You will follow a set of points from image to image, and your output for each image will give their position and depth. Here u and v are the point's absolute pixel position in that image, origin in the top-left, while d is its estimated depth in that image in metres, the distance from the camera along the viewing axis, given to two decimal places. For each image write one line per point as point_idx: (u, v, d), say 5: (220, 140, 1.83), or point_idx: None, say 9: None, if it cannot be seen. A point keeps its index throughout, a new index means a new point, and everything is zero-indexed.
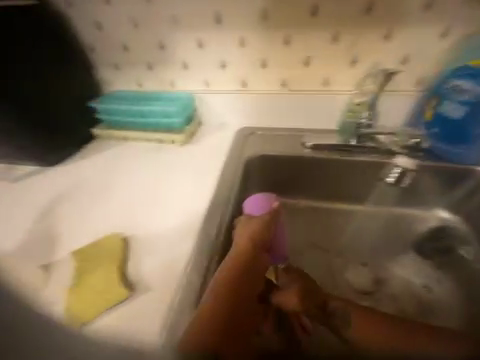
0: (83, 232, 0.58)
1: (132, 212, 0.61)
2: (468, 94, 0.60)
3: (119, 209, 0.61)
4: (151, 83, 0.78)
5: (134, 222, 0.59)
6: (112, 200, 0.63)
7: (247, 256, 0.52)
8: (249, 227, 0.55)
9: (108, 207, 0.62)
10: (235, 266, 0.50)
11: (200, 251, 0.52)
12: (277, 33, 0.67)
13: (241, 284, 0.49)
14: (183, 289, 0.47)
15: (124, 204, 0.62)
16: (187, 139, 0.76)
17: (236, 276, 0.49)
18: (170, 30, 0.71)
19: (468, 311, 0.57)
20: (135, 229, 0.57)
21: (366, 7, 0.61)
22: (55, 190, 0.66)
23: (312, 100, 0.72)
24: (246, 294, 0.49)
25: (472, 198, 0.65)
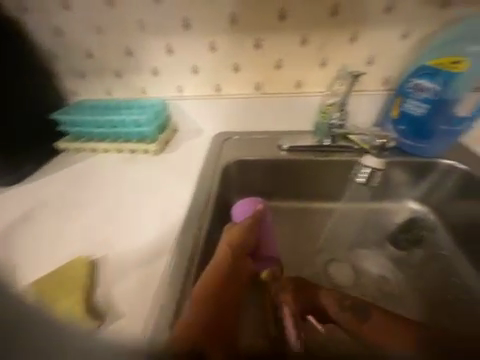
0: (47, 259, 0.49)
1: (103, 230, 0.53)
2: (431, 91, 0.57)
3: (87, 227, 0.54)
4: (119, 91, 0.75)
5: (103, 239, 0.51)
6: (81, 218, 0.56)
7: (230, 262, 0.46)
8: (231, 234, 0.50)
9: (75, 227, 0.54)
10: (218, 271, 0.43)
11: (177, 271, 0.43)
12: (246, 38, 0.64)
13: (224, 291, 0.41)
14: (160, 304, 0.39)
15: (94, 222, 0.55)
16: (162, 147, 0.72)
17: (218, 278, 0.42)
18: (135, 33, 0.67)
19: (441, 299, 0.54)
20: (106, 248, 0.49)
21: (331, 10, 0.60)
22: (15, 212, 0.58)
23: (286, 102, 0.71)
24: (229, 299, 0.41)
25: (439, 189, 0.64)
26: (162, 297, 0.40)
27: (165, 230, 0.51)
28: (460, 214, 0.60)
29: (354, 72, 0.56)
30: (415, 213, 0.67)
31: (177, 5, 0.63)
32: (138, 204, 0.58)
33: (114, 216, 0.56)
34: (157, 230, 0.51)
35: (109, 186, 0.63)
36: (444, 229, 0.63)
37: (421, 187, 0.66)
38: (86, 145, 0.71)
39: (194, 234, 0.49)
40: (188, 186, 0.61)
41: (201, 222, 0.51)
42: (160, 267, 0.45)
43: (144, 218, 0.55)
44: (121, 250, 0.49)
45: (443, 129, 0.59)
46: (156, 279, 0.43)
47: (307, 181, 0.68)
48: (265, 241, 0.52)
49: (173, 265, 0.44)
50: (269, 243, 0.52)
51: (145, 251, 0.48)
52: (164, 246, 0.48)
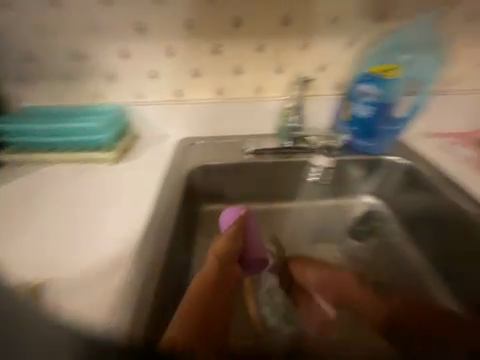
0: None
1: (46, 248, 0.42)
2: (374, 96, 0.64)
3: (29, 245, 0.43)
4: (69, 96, 0.69)
5: (50, 258, 0.41)
6: (20, 234, 0.45)
7: (219, 270, 0.45)
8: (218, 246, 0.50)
9: (15, 244, 0.43)
10: (206, 280, 0.43)
11: (138, 279, 0.37)
12: (204, 44, 0.65)
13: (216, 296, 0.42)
14: (121, 305, 0.33)
15: (35, 239, 0.44)
16: (120, 153, 0.67)
17: (207, 287, 0.42)
18: (86, 36, 0.64)
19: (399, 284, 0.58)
20: (55, 269, 0.39)
21: (282, 20, 0.63)
22: None
23: (247, 107, 0.72)
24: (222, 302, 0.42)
25: (389, 182, 0.71)
26: (121, 309, 0.33)
27: (124, 239, 0.43)
28: (408, 204, 0.66)
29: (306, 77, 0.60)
30: (370, 206, 0.73)
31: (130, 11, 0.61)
32: (95, 211, 0.50)
33: (62, 230, 0.46)
34: (114, 241, 0.43)
35: (66, 198, 0.54)
36: (396, 219, 0.69)
37: (372, 180, 0.72)
38: (32, 156, 0.64)
39: (155, 242, 0.43)
40: (151, 190, 0.55)
41: (163, 228, 0.46)
42: (119, 280, 0.36)
43: (99, 228, 0.46)
44: (73, 266, 0.39)
45: (382, 130, 0.68)
46: (114, 293, 0.34)
47: (273, 181, 0.70)
48: (254, 245, 0.51)
49: (133, 275, 0.37)
50: (257, 245, 0.52)
51: (99, 265, 0.39)
52: (124, 256, 0.40)
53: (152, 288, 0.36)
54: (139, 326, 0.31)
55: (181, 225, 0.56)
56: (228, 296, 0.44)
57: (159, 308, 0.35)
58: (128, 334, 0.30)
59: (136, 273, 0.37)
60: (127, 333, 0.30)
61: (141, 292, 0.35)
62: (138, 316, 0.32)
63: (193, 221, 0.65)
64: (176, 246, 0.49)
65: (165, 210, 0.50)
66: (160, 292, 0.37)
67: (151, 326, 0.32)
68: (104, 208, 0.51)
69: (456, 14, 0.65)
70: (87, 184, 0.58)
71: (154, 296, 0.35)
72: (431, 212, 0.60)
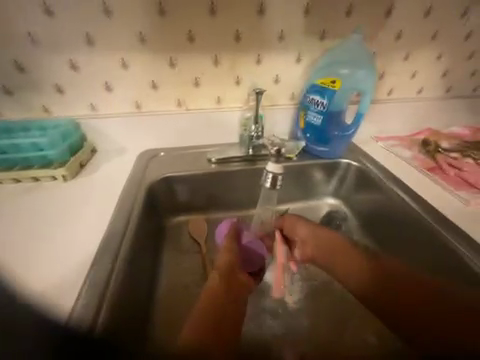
0: None
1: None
2: (322, 105, 0.68)
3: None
4: (14, 110, 0.64)
5: (25, 269, 0.40)
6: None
7: (224, 281, 0.47)
8: (220, 261, 0.51)
9: None
10: (215, 291, 0.45)
11: (92, 290, 0.36)
12: (159, 56, 0.65)
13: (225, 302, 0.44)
14: (89, 297, 0.35)
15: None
16: (76, 171, 0.63)
17: (219, 296, 0.44)
18: (26, 47, 0.59)
19: None
20: (36, 277, 0.39)
21: (235, 35, 0.66)
22: None
23: (209, 118, 0.74)
24: (231, 307, 0.44)
25: (344, 182, 0.77)
26: (92, 299, 0.35)
27: (75, 262, 0.41)
28: (361, 201, 0.73)
29: (257, 90, 0.63)
30: (332, 207, 0.79)
31: (74, 21, 0.58)
32: (60, 221, 0.50)
33: (2, 253, 0.43)
34: (62, 264, 0.41)
35: (21, 209, 0.52)
36: (352, 214, 0.75)
37: (331, 182, 0.78)
38: None
39: (108, 262, 0.40)
40: (107, 208, 0.53)
41: (119, 244, 0.44)
42: (93, 272, 0.39)
43: (60, 243, 0.45)
44: (51, 272, 0.39)
45: (336, 134, 0.71)
46: (89, 285, 0.37)
47: (237, 189, 0.72)
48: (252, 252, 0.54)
49: (89, 284, 0.37)
50: (255, 250, 0.55)
51: (42, 291, 0.37)
52: (72, 278, 0.38)
53: (108, 294, 0.36)
54: (100, 315, 0.33)
55: (145, 237, 0.55)
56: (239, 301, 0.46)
57: (117, 302, 0.37)
58: (92, 321, 0.32)
59: (99, 273, 0.38)
60: (90, 321, 0.32)
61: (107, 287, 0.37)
62: (98, 309, 0.34)
63: (162, 238, 0.65)
64: (139, 260, 0.49)
65: (123, 227, 0.47)
66: (119, 297, 0.38)
67: (111, 312, 0.34)
68: (71, 215, 0.51)
69: (386, 32, 0.74)
70: (46, 197, 0.56)
71: (113, 296, 0.36)
72: (380, 209, 0.66)
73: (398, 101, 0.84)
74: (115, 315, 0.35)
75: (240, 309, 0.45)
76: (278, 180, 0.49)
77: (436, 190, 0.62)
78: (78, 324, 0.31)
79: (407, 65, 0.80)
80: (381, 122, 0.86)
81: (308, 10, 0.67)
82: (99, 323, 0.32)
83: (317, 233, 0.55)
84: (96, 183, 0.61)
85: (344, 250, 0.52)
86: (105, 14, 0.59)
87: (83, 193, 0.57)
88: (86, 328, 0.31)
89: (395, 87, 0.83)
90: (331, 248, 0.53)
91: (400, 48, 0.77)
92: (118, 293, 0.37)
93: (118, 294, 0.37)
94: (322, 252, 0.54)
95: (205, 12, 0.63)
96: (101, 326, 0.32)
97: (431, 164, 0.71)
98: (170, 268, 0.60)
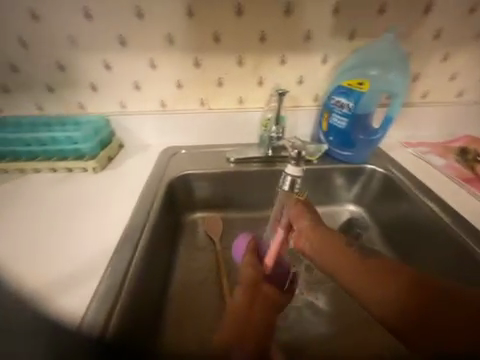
0: None
1: (20, 257, 0.43)
2: (347, 107, 0.65)
3: (29, 248, 0.45)
4: (54, 106, 0.70)
5: (53, 257, 0.43)
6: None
7: (249, 294, 0.45)
8: (244, 273, 0.48)
9: (15, 248, 0.45)
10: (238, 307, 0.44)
11: (105, 295, 0.37)
12: (185, 55, 0.67)
13: (250, 319, 0.42)
14: (102, 303, 0.36)
15: (9, 248, 0.45)
16: (104, 164, 0.67)
17: (244, 311, 0.43)
18: (66, 48, 0.64)
19: None
20: (63, 265, 0.42)
21: (260, 35, 0.66)
22: None
23: (230, 118, 0.74)
24: (258, 322, 0.42)
25: (367, 189, 0.73)
26: (104, 306, 0.36)
27: (98, 253, 0.44)
28: (384, 210, 0.69)
29: (279, 90, 0.62)
30: (352, 214, 0.75)
31: (109, 24, 0.62)
32: (86, 213, 0.53)
33: (37, 239, 0.47)
34: (88, 253, 0.44)
35: (49, 204, 0.56)
36: (374, 224, 0.71)
37: (353, 188, 0.75)
38: (10, 164, 0.63)
39: (125, 260, 0.43)
40: (129, 203, 0.56)
41: (138, 240, 0.47)
42: (110, 271, 0.41)
43: (85, 234, 0.48)
44: (75, 262, 0.43)
45: (360, 138, 0.68)
46: (103, 289, 0.38)
47: (254, 190, 0.72)
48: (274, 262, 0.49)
49: (101, 289, 0.38)
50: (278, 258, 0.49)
51: (68, 278, 0.40)
52: (95, 268, 0.41)
53: (119, 299, 0.37)
54: (111, 322, 0.34)
55: (163, 231, 0.57)
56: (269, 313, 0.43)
57: (129, 305, 0.38)
58: (103, 327, 0.33)
59: (114, 278, 0.40)
60: (100, 327, 0.33)
61: (120, 294, 0.38)
62: (110, 315, 0.35)
63: (179, 234, 0.68)
64: (155, 256, 0.51)
65: (141, 224, 0.50)
66: (130, 300, 0.39)
67: (122, 318, 0.36)
68: (96, 208, 0.55)
69: (423, 32, 0.69)
70: (75, 189, 0.60)
71: (124, 303, 0.37)
72: (405, 220, 0.62)
73: (433, 105, 0.78)
74: (126, 320, 0.36)
75: (271, 319, 0.43)
76: (297, 184, 0.48)
77: (472, 203, 0.56)
78: (90, 331, 0.33)
79: (446, 67, 0.74)
80: (412, 126, 0.80)
81: (337, 10, 0.65)
82: (109, 329, 0.33)
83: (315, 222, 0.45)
84: (120, 178, 0.64)
85: (340, 249, 0.40)
86: (137, 16, 0.62)
87: (108, 187, 0.61)
88: (97, 335, 0.32)
89: (431, 90, 0.77)
90: (324, 244, 0.41)
91: (439, 49, 0.71)
92: (129, 297, 0.38)
93: (128, 299, 0.38)
94: (312, 243, 0.42)
95: (232, 13, 0.63)
96: (112, 331, 0.33)
97: (468, 174, 0.65)
98: (184, 263, 0.62)
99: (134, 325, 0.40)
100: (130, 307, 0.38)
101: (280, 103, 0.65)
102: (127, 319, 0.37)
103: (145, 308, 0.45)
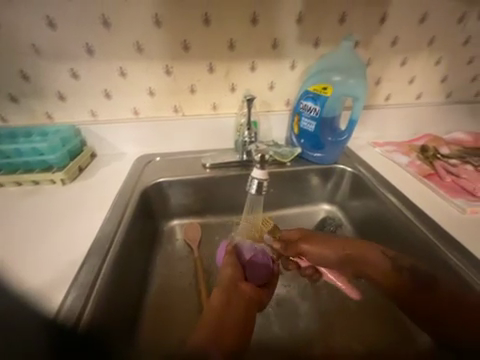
0: None
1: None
2: (314, 111, 0.68)
3: None
4: (19, 116, 0.68)
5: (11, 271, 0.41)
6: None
7: (226, 294, 0.49)
8: (223, 274, 0.53)
9: None
10: (214, 308, 0.46)
11: (80, 287, 0.38)
12: (156, 63, 0.67)
13: (227, 315, 0.46)
14: (75, 296, 0.37)
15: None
16: (74, 175, 0.65)
17: (222, 309, 0.46)
18: (29, 56, 0.62)
19: None
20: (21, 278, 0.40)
21: (229, 43, 0.68)
22: None
23: (204, 124, 0.75)
24: (231, 319, 0.45)
25: (339, 188, 0.77)
26: (78, 298, 0.37)
27: (63, 263, 0.42)
28: (355, 207, 0.72)
29: (248, 96, 0.64)
30: (327, 213, 0.78)
31: (74, 32, 0.61)
32: (52, 223, 0.51)
33: None
34: (51, 264, 0.42)
35: (10, 216, 0.53)
36: (347, 221, 0.75)
37: (327, 188, 0.78)
38: None
39: (97, 262, 0.42)
40: (99, 211, 0.55)
41: (109, 244, 0.46)
42: (79, 273, 0.40)
43: (49, 245, 0.46)
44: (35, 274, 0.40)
45: (330, 140, 0.71)
46: (76, 285, 0.38)
47: (231, 194, 0.73)
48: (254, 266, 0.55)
49: (79, 278, 0.39)
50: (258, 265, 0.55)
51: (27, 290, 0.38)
52: (61, 276, 0.40)
53: (96, 289, 0.38)
54: (86, 310, 0.36)
55: (137, 239, 0.56)
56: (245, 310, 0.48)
57: (102, 302, 0.39)
58: (79, 314, 0.35)
59: (85, 275, 0.40)
60: (77, 316, 0.34)
61: (94, 287, 0.39)
62: (86, 304, 0.36)
63: (154, 242, 0.66)
64: (129, 261, 0.51)
65: (113, 230, 0.49)
66: (104, 294, 0.40)
67: (95, 310, 0.37)
68: (63, 219, 0.53)
69: (381, 38, 0.74)
70: (42, 199, 0.58)
71: (97, 296, 0.38)
72: (374, 216, 0.65)
73: (396, 106, 0.84)
74: (100, 311, 0.38)
75: (248, 318, 0.47)
76: (263, 187, 0.50)
77: (430, 197, 0.61)
78: (67, 318, 0.34)
79: (405, 71, 0.79)
80: (378, 127, 0.85)
81: (301, 19, 0.68)
82: (84, 318, 0.35)
83: (338, 247, 0.60)
84: (91, 187, 0.62)
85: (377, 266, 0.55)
86: (104, 26, 0.62)
87: (78, 197, 0.59)
88: (71, 325, 0.33)
89: (392, 93, 0.82)
90: (354, 264, 0.58)
91: (397, 55, 0.77)
92: (104, 289, 0.40)
93: (104, 291, 0.40)
94: (349, 266, 0.59)
95: (200, 22, 0.65)
96: (85, 322, 0.35)
97: (428, 170, 0.70)
98: (162, 271, 0.61)
99: (110, 318, 0.41)
100: (104, 303, 0.39)
101: (250, 108, 0.66)
102: (102, 312, 0.38)
103: (120, 309, 0.45)
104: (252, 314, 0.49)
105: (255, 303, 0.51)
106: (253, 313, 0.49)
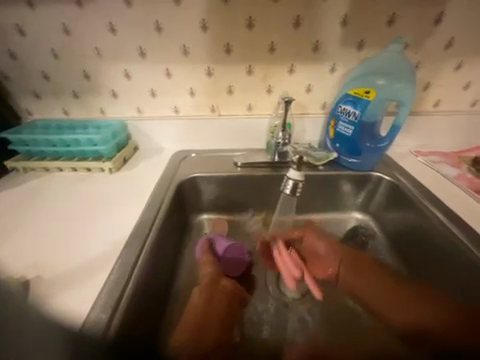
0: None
1: (35, 251, 0.47)
2: (354, 115, 0.65)
3: (46, 240, 0.49)
4: (78, 111, 0.77)
5: (69, 247, 0.48)
6: (8, 243, 0.49)
7: (208, 292, 0.51)
8: (204, 273, 0.54)
9: (32, 240, 0.49)
10: (196, 308, 0.48)
11: (113, 289, 0.39)
12: (198, 66, 0.71)
13: (209, 316, 0.46)
14: (106, 299, 0.38)
15: (24, 245, 0.48)
16: (119, 165, 0.73)
17: (204, 307, 0.48)
18: (91, 58, 0.70)
19: None
20: (76, 255, 0.46)
21: (269, 47, 0.69)
22: None
23: (239, 124, 0.77)
24: (213, 320, 0.46)
25: (373, 198, 0.73)
26: (109, 307, 0.37)
27: (110, 244, 0.48)
28: (392, 220, 0.68)
29: (285, 97, 0.65)
30: (359, 221, 0.75)
31: (131, 38, 0.68)
32: (100, 209, 0.58)
33: (54, 233, 0.51)
34: (100, 245, 0.48)
35: (65, 203, 0.60)
36: (380, 232, 0.71)
37: (360, 196, 0.75)
38: (37, 163, 0.70)
39: (138, 246, 0.47)
40: (139, 201, 0.60)
41: (147, 234, 0.50)
42: (111, 275, 0.42)
43: (98, 229, 0.52)
44: (86, 254, 0.46)
45: (368, 146, 0.68)
46: (107, 291, 0.39)
47: (261, 195, 0.74)
48: (233, 262, 0.58)
49: (113, 280, 0.41)
50: (235, 261, 0.58)
51: (82, 266, 0.44)
52: (107, 258, 0.45)
53: (128, 290, 0.40)
54: (113, 322, 0.35)
55: (170, 227, 0.61)
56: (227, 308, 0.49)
57: (133, 303, 0.40)
58: (107, 324, 0.35)
59: (120, 271, 0.42)
60: (104, 327, 0.35)
61: (124, 292, 0.39)
62: (116, 308, 0.37)
63: (185, 233, 0.70)
64: (163, 250, 0.55)
65: (152, 219, 0.54)
66: (135, 295, 0.41)
67: (125, 318, 0.37)
68: (109, 206, 0.59)
69: (434, 41, 0.69)
70: (90, 186, 0.66)
71: (126, 304, 0.38)
72: (412, 229, 0.61)
73: (445, 114, 0.77)
74: (128, 320, 0.38)
75: (229, 314, 0.49)
76: (298, 188, 0.50)
77: None
78: (95, 330, 0.34)
79: (459, 76, 0.73)
80: (422, 136, 0.79)
81: (345, 22, 0.66)
82: (113, 327, 0.35)
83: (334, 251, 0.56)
84: (131, 179, 0.69)
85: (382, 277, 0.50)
86: (157, 30, 0.67)
87: (122, 186, 0.66)
88: (101, 334, 0.34)
89: (442, 99, 0.76)
90: (346, 267, 0.54)
91: (451, 58, 0.71)
92: (135, 290, 0.41)
93: (134, 294, 0.40)
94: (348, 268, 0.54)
95: (243, 26, 0.67)
96: (114, 331, 0.35)
97: None
98: (190, 261, 0.64)
99: (140, 317, 0.42)
100: (134, 306, 0.40)
101: (287, 110, 0.67)
102: (130, 318, 0.38)
103: (152, 299, 0.47)
104: (232, 311, 0.50)
105: (238, 299, 0.53)
106: (234, 310, 0.50)
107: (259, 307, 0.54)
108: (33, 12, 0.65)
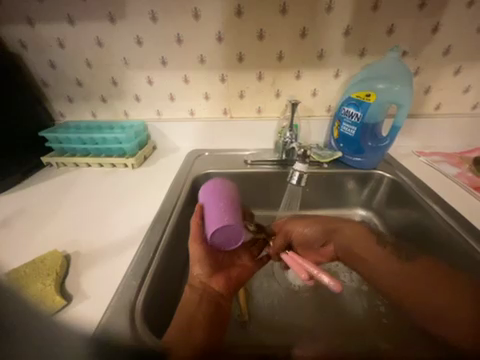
0: (42, 249, 0.50)
1: (73, 233, 0.54)
2: (356, 117, 0.71)
3: (80, 224, 0.57)
4: (105, 113, 0.86)
5: (101, 230, 0.55)
6: (49, 226, 0.57)
7: (197, 293, 0.48)
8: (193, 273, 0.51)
9: (69, 224, 0.57)
10: (185, 309, 0.45)
11: (140, 262, 0.46)
12: (213, 73, 0.79)
13: (198, 316, 0.44)
14: (134, 273, 0.44)
15: (62, 228, 0.56)
16: (140, 162, 0.80)
17: (193, 308, 0.45)
18: (120, 67, 0.79)
19: None
20: (107, 237, 0.53)
21: (278, 55, 0.76)
22: (14, 207, 0.64)
23: (249, 125, 0.84)
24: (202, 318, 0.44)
25: (376, 195, 0.77)
26: (137, 281, 0.43)
27: (135, 228, 0.55)
28: (394, 216, 0.72)
29: (292, 100, 0.71)
30: (362, 218, 0.80)
31: (154, 49, 0.76)
32: (124, 199, 0.66)
33: (86, 219, 0.59)
34: (128, 228, 0.55)
35: (93, 194, 0.68)
36: (382, 227, 0.75)
37: (363, 193, 0.79)
38: (69, 160, 0.78)
39: (159, 229, 0.54)
40: (159, 193, 0.67)
41: (167, 221, 0.57)
42: (137, 254, 0.48)
43: (124, 216, 0.60)
44: (116, 236, 0.53)
45: (369, 145, 0.73)
46: (134, 267, 0.46)
47: (269, 191, 0.80)
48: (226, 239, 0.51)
49: (139, 257, 0.47)
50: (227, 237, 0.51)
51: (113, 245, 0.51)
52: (133, 239, 0.52)
53: (153, 264, 0.47)
54: (140, 292, 0.42)
55: (187, 217, 0.67)
56: (216, 307, 0.48)
57: (157, 276, 0.46)
58: (135, 295, 0.41)
59: (146, 250, 0.49)
60: (133, 297, 0.41)
61: (148, 269, 0.46)
62: (144, 278, 0.44)
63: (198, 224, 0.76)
64: (181, 236, 0.61)
65: (171, 207, 0.61)
66: (157, 272, 0.47)
67: (149, 290, 0.43)
68: (132, 196, 0.66)
69: (432, 48, 0.73)
70: (114, 181, 0.73)
71: (150, 279, 0.44)
72: (412, 224, 0.65)
73: (446, 116, 0.81)
74: (152, 293, 0.44)
75: (218, 311, 0.47)
76: (303, 179, 0.55)
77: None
78: (127, 297, 0.40)
79: (458, 80, 0.77)
80: (424, 137, 0.83)
81: (348, 32, 0.72)
82: (140, 297, 0.41)
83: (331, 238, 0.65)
84: (151, 174, 0.76)
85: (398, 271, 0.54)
86: (178, 42, 0.75)
87: (142, 180, 0.73)
88: (131, 302, 0.40)
89: (442, 102, 0.80)
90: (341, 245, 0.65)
91: (449, 64, 0.75)
92: (158, 268, 0.47)
93: (157, 271, 0.47)
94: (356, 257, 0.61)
95: (254, 37, 0.74)
96: (141, 301, 0.40)
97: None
98: None
99: (162, 293, 0.48)
100: (157, 282, 0.46)
101: (293, 112, 0.72)
102: (154, 292, 0.44)
103: (172, 278, 0.54)
104: (221, 308, 0.49)
105: (227, 294, 0.52)
106: (223, 307, 0.49)
107: (266, 295, 0.60)
108: (73, 28, 0.75)
